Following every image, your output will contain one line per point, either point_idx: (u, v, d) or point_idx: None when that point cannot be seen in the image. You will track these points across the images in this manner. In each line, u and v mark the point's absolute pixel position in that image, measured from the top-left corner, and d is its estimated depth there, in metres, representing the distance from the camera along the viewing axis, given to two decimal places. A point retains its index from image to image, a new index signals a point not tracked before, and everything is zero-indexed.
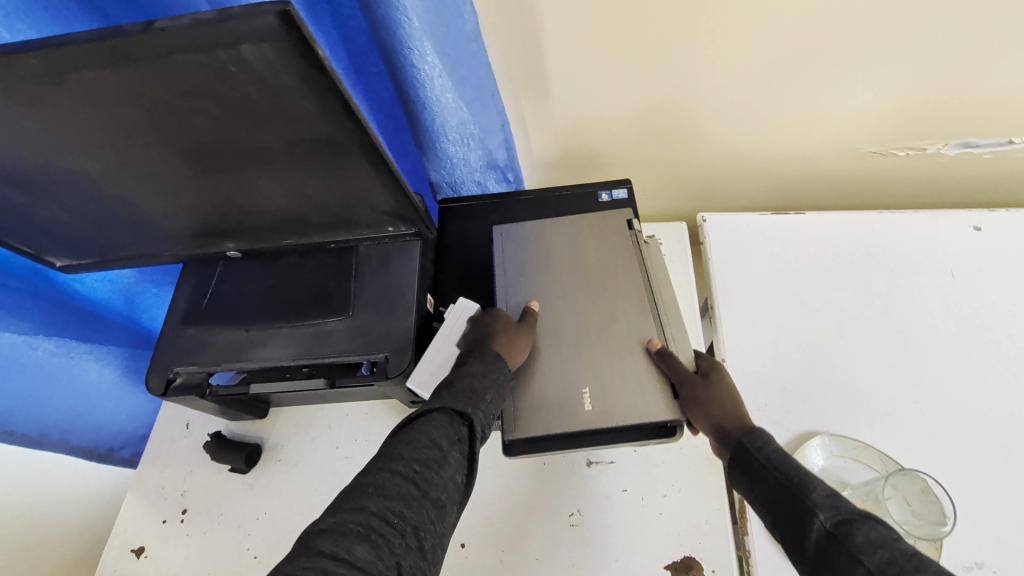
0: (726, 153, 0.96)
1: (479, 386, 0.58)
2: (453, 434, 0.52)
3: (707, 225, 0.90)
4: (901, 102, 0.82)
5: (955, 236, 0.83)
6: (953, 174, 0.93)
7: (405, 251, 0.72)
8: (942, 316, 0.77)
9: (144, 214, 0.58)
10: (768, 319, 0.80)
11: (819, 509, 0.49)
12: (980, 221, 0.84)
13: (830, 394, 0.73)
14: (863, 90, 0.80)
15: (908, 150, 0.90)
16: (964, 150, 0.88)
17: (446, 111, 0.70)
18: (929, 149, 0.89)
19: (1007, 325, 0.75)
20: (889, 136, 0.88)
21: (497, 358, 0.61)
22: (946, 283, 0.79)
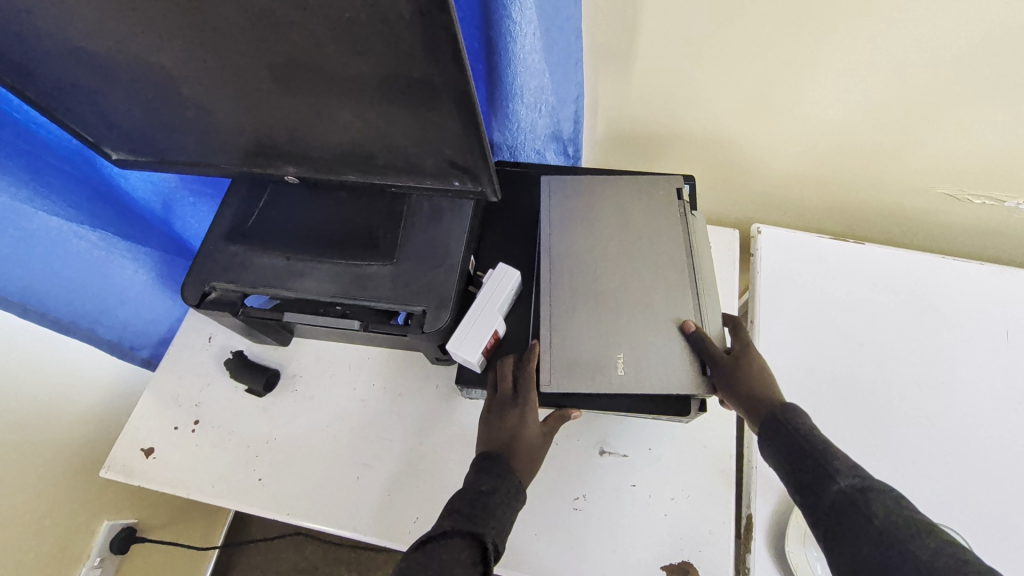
0: (795, 168, 0.92)
1: (490, 500, 0.55)
2: (468, 558, 0.50)
3: (761, 237, 0.87)
4: (995, 151, 0.78)
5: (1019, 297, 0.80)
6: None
7: (457, 209, 0.70)
8: (986, 376, 0.75)
9: (211, 122, 0.56)
10: (807, 345, 0.79)
11: (839, 475, 0.50)
12: None
13: (855, 431, 0.72)
14: (959, 131, 0.76)
15: (986, 200, 0.86)
16: None
17: (529, 72, 0.68)
18: (1008, 202, 0.85)
19: None
20: (971, 182, 0.84)
21: (510, 476, 0.57)
22: (997, 342, 0.77)
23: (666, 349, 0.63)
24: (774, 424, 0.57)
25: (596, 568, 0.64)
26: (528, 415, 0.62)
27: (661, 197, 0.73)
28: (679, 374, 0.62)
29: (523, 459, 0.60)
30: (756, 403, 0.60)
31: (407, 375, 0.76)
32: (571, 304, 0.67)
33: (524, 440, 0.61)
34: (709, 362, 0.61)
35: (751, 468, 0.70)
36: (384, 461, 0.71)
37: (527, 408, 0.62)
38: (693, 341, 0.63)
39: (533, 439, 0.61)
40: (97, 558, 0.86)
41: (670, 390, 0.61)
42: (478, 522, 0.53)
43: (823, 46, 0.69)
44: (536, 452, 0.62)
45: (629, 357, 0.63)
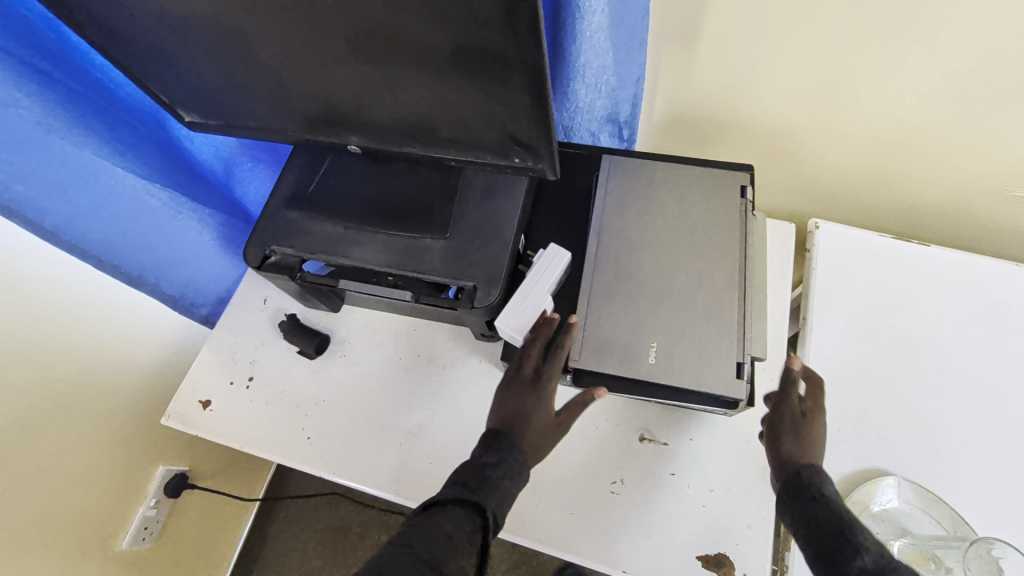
0: (862, 163, 0.88)
1: (492, 474, 0.54)
2: (468, 525, 0.49)
3: (819, 233, 0.84)
4: None
5: None
6: None
7: (511, 186, 0.70)
8: None
9: (281, 87, 0.58)
10: (861, 346, 0.76)
11: (863, 550, 0.49)
12: None
13: (909, 437, 0.70)
14: None
15: None
16: None
17: (593, 50, 0.67)
18: None
19: None
20: None
21: (516, 452, 0.57)
22: None
23: (708, 343, 0.62)
24: (804, 489, 0.55)
25: (630, 551, 0.65)
26: (547, 402, 0.62)
27: (722, 191, 0.71)
28: (715, 370, 0.61)
29: (526, 442, 0.60)
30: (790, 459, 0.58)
31: (451, 349, 0.78)
32: (614, 289, 0.67)
33: (534, 424, 0.61)
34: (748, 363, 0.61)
35: None
36: (426, 430, 0.73)
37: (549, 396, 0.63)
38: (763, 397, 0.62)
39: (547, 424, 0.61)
40: (153, 499, 0.92)
41: (699, 385, 0.60)
42: (480, 494, 0.52)
43: (905, 37, 0.65)
44: (544, 437, 0.61)
45: (679, 346, 0.62)
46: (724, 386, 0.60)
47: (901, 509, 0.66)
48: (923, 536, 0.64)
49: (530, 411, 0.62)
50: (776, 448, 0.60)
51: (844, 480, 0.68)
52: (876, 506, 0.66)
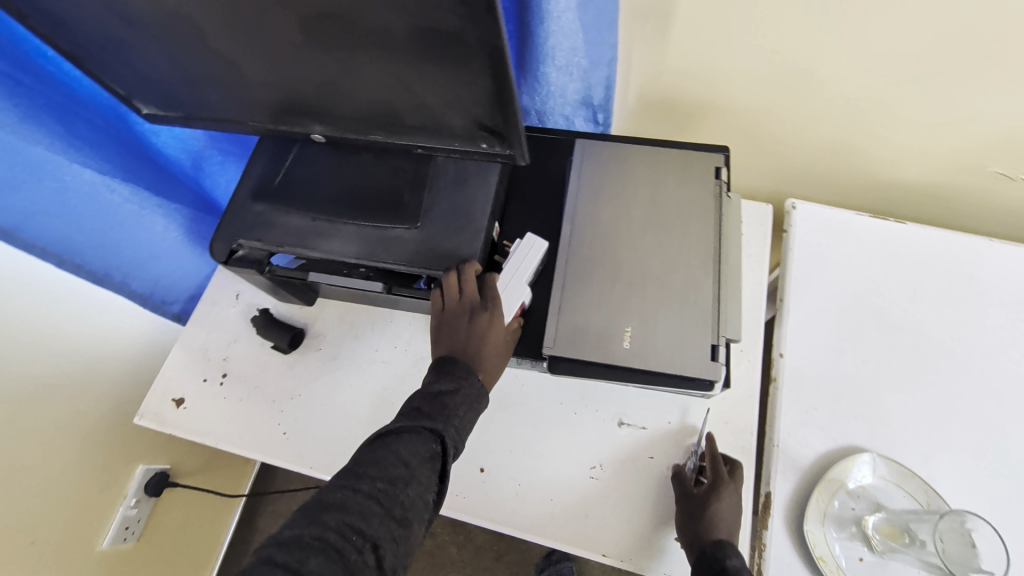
0: (837, 141, 0.88)
1: (450, 402, 0.57)
2: (425, 451, 0.52)
3: (796, 213, 0.84)
4: None
5: None
6: None
7: (483, 173, 0.69)
8: None
9: (238, 76, 0.56)
10: (837, 326, 0.76)
11: None
12: None
13: (885, 414, 0.70)
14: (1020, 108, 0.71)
15: None
16: None
17: (562, 32, 0.66)
18: None
19: None
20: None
21: (473, 377, 0.60)
22: None
23: (682, 327, 0.62)
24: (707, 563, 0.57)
25: (610, 535, 0.65)
26: (496, 321, 0.63)
27: (695, 173, 0.71)
28: (689, 353, 0.61)
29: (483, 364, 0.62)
30: (697, 536, 0.59)
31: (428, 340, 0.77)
32: (588, 275, 0.66)
33: (489, 346, 0.63)
34: (720, 345, 0.60)
35: (772, 446, 0.70)
36: None
37: (495, 313, 0.64)
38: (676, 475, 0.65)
39: (498, 342, 0.63)
40: (133, 499, 0.91)
41: (675, 369, 0.60)
42: (437, 420, 0.54)
43: (876, 14, 0.65)
44: (499, 355, 0.64)
45: (654, 330, 0.62)
46: (698, 368, 0.60)
47: (876, 484, 0.66)
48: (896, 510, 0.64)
49: (484, 335, 0.63)
50: (688, 529, 0.61)
51: (821, 458, 0.68)
52: (853, 483, 0.66)
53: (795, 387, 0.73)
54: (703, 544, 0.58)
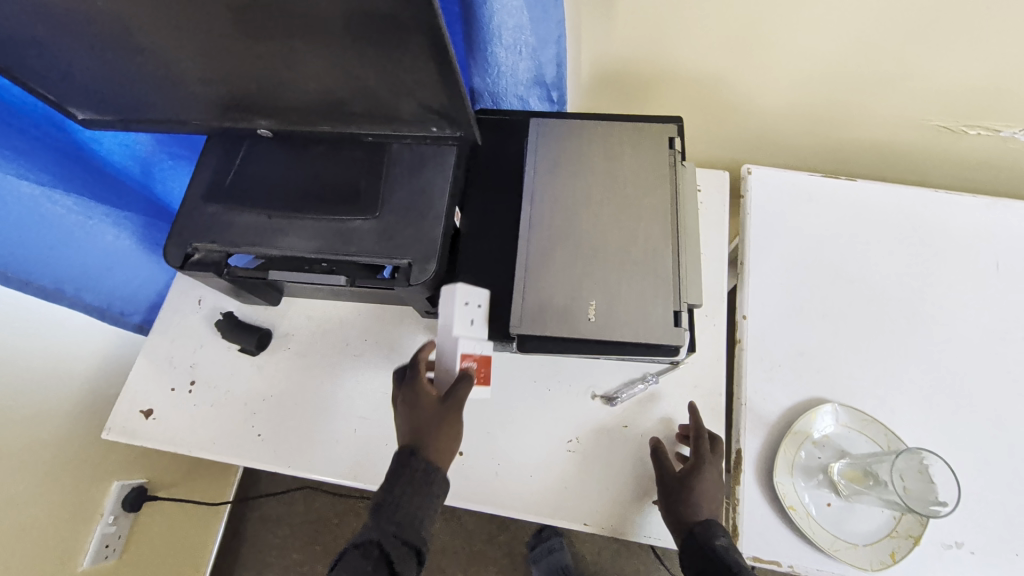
0: (787, 105, 0.90)
1: (388, 497, 0.56)
2: (362, 566, 0.53)
3: (751, 177, 0.86)
4: (988, 78, 0.75)
5: (1011, 227, 0.80)
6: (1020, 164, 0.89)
7: (439, 158, 0.68)
8: (976, 308, 0.76)
9: (175, 73, 0.54)
10: (796, 284, 0.79)
11: None
12: None
13: (845, 365, 0.73)
14: (954, 61, 0.74)
15: (981, 131, 0.85)
16: None
17: (506, 10, 0.65)
18: (1003, 132, 0.83)
19: None
20: (965, 113, 0.82)
21: (407, 463, 0.57)
22: (988, 274, 0.78)
23: (645, 296, 0.63)
24: (700, 545, 0.58)
25: (590, 505, 0.67)
26: (424, 394, 0.59)
27: (650, 144, 0.72)
28: (653, 321, 0.62)
29: (426, 444, 0.57)
30: (684, 516, 0.61)
31: (398, 330, 0.77)
32: (551, 252, 0.66)
33: (424, 423, 0.58)
34: (682, 311, 0.62)
35: (740, 404, 0.72)
36: (380, 413, 0.72)
37: (419, 387, 0.60)
38: (656, 453, 0.66)
39: (430, 415, 0.58)
40: (110, 516, 0.89)
41: (640, 338, 0.61)
42: (375, 526, 0.55)
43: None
44: (444, 429, 0.58)
45: (618, 301, 0.63)
46: (661, 335, 0.61)
47: (839, 433, 0.68)
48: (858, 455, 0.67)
49: (412, 416, 0.59)
50: (674, 508, 0.62)
51: (787, 412, 0.71)
52: (817, 433, 0.69)
53: (759, 346, 0.75)
54: (690, 525, 0.60)
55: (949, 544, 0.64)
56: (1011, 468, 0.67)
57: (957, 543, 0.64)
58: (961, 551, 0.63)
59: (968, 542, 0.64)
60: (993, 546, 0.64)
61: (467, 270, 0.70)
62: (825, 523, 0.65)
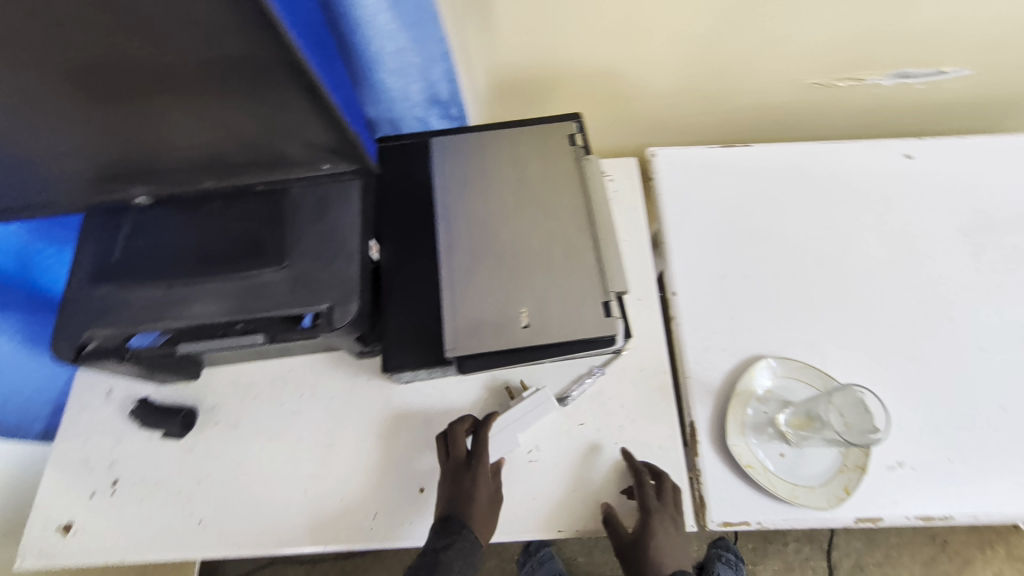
0: (677, 86, 0.94)
1: (444, 559, 0.60)
2: None
3: (658, 160, 0.89)
4: (843, 32, 0.84)
5: (889, 165, 0.88)
6: (885, 105, 1.01)
7: (343, 195, 0.66)
8: (876, 243, 0.83)
9: (25, 151, 0.49)
10: (716, 253, 0.82)
11: None
12: (911, 149, 0.89)
13: (774, 320, 0.77)
14: (810, 20, 0.81)
15: (849, 81, 0.94)
16: (900, 80, 0.94)
17: (382, 35, 0.66)
18: (868, 79, 0.93)
19: (932, 248, 0.82)
20: (832, 68, 0.91)
21: (465, 536, 0.61)
22: (879, 210, 0.85)
23: (573, 292, 0.64)
24: None
25: (561, 511, 0.66)
26: (483, 478, 0.63)
27: (553, 145, 0.73)
28: (584, 316, 0.62)
29: (479, 522, 0.62)
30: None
31: (334, 378, 0.73)
32: (475, 266, 0.66)
33: (480, 509, 0.62)
34: (610, 300, 0.62)
35: (686, 378, 0.74)
36: (331, 470, 0.68)
37: (481, 469, 0.64)
38: (607, 519, 0.65)
39: (489, 499, 0.63)
40: None
41: (575, 334, 0.62)
42: None
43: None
44: (492, 513, 0.64)
45: (548, 302, 0.63)
46: (595, 328, 0.62)
47: (777, 385, 0.71)
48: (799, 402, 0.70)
49: (474, 494, 0.62)
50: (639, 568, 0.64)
51: (729, 375, 0.73)
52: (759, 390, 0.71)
53: (693, 318, 0.77)
54: None
55: (893, 465, 0.68)
56: (932, 382, 0.73)
57: (900, 463, 0.68)
58: (904, 469, 0.68)
59: (908, 459, 0.68)
60: (930, 457, 0.68)
61: (395, 302, 0.68)
62: (783, 474, 0.67)
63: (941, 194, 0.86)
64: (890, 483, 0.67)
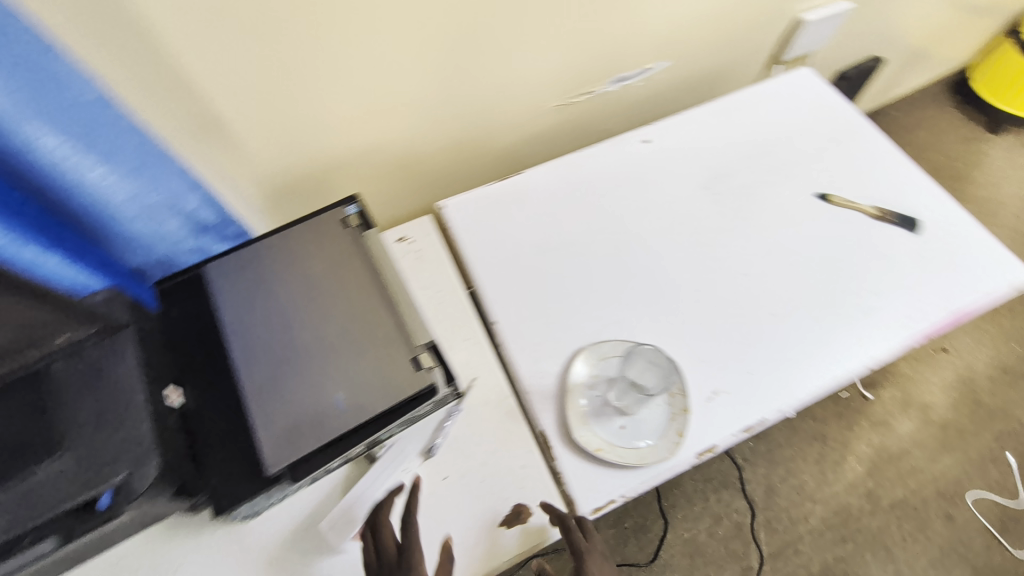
0: (444, 142, 1.03)
1: None
2: None
3: (447, 211, 0.96)
4: (556, 61, 0.99)
5: (632, 151, 1.04)
6: (619, 104, 1.20)
7: (115, 356, 0.62)
8: (646, 218, 0.96)
9: None
10: (519, 273, 0.89)
11: None
12: (647, 134, 1.06)
13: (587, 311, 0.85)
14: (526, 60, 0.95)
15: (584, 95, 1.12)
16: (621, 84, 1.14)
17: (107, 188, 0.62)
18: (596, 90, 1.12)
19: (688, 206, 0.98)
20: (564, 90, 1.07)
21: None
22: (639, 190, 0.99)
23: (379, 363, 0.66)
24: None
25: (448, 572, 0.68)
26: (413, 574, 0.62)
27: (327, 231, 0.75)
28: (395, 381, 0.65)
29: None
30: None
31: (171, 547, 0.66)
32: (277, 373, 0.66)
33: None
34: (416, 357, 0.66)
35: (527, 395, 0.78)
36: None
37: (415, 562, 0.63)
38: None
39: None
40: None
41: (390, 402, 0.64)
42: None
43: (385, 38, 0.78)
44: None
45: (358, 382, 0.65)
46: (409, 388, 0.65)
47: (597, 368, 0.78)
48: (617, 375, 0.78)
49: None
50: None
51: (558, 375, 0.79)
52: (580, 379, 0.78)
53: (516, 337, 0.83)
54: None
55: (709, 396, 0.77)
56: (722, 314, 0.85)
57: (715, 393, 0.78)
58: (720, 397, 0.78)
59: (720, 387, 0.78)
60: (735, 378, 0.79)
61: (208, 441, 0.64)
62: (626, 443, 0.73)
63: (680, 160, 1.04)
64: (711, 413, 0.76)
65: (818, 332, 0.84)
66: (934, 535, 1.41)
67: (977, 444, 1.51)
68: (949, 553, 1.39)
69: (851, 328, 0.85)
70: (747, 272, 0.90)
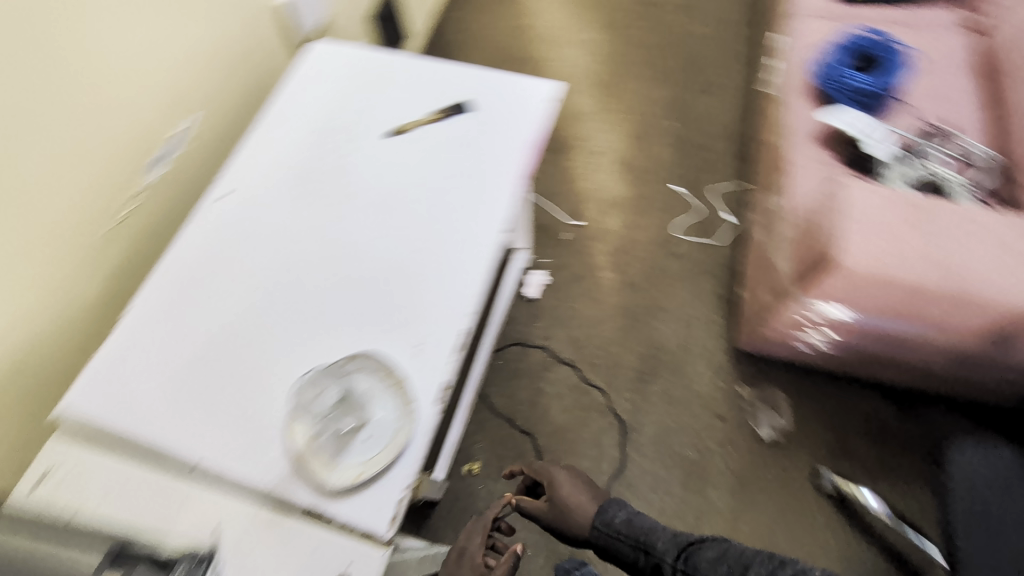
0: (13, 350, 0.86)
1: None
2: None
3: (71, 417, 0.78)
4: (52, 196, 0.86)
5: (219, 215, 0.95)
6: (182, 175, 1.11)
7: None
8: (269, 259, 0.91)
9: None
10: (195, 403, 0.79)
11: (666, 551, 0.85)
12: (222, 190, 0.97)
13: (277, 380, 0.81)
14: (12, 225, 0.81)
15: (132, 198, 1.00)
16: (162, 161, 1.04)
17: None
18: (139, 184, 1.01)
19: (297, 220, 0.95)
20: (96, 208, 0.94)
21: None
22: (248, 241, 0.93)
23: None
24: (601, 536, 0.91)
25: None
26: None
27: None
28: None
29: None
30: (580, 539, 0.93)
31: None
32: None
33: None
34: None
35: (272, 491, 0.74)
36: None
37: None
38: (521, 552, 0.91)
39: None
40: None
41: None
42: None
43: None
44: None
45: None
46: None
47: (305, 417, 0.78)
48: (321, 412, 0.78)
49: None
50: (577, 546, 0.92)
51: (290, 451, 0.76)
52: (297, 445, 0.77)
53: (229, 455, 0.76)
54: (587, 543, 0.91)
55: (416, 350, 0.82)
56: (383, 286, 0.88)
57: (420, 345, 0.83)
58: (423, 345, 0.83)
59: (422, 338, 0.83)
60: (424, 326, 0.84)
61: None
62: (375, 451, 0.76)
63: (262, 188, 0.98)
64: (424, 364, 0.81)
65: (454, 229, 0.92)
66: (689, 266, 1.64)
67: (662, 186, 1.78)
68: (705, 268, 1.64)
69: (472, 211, 0.94)
70: (374, 232, 0.93)
